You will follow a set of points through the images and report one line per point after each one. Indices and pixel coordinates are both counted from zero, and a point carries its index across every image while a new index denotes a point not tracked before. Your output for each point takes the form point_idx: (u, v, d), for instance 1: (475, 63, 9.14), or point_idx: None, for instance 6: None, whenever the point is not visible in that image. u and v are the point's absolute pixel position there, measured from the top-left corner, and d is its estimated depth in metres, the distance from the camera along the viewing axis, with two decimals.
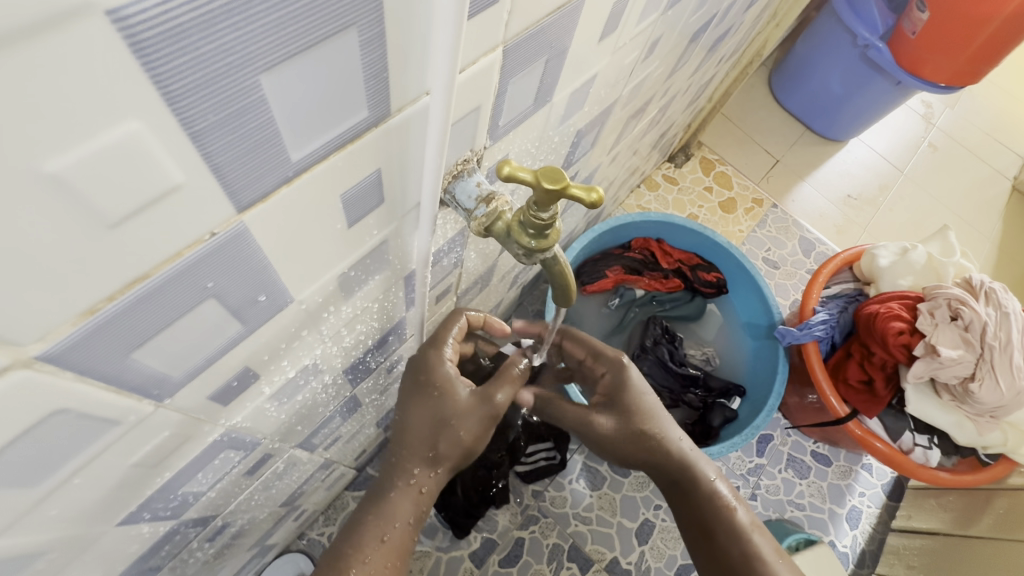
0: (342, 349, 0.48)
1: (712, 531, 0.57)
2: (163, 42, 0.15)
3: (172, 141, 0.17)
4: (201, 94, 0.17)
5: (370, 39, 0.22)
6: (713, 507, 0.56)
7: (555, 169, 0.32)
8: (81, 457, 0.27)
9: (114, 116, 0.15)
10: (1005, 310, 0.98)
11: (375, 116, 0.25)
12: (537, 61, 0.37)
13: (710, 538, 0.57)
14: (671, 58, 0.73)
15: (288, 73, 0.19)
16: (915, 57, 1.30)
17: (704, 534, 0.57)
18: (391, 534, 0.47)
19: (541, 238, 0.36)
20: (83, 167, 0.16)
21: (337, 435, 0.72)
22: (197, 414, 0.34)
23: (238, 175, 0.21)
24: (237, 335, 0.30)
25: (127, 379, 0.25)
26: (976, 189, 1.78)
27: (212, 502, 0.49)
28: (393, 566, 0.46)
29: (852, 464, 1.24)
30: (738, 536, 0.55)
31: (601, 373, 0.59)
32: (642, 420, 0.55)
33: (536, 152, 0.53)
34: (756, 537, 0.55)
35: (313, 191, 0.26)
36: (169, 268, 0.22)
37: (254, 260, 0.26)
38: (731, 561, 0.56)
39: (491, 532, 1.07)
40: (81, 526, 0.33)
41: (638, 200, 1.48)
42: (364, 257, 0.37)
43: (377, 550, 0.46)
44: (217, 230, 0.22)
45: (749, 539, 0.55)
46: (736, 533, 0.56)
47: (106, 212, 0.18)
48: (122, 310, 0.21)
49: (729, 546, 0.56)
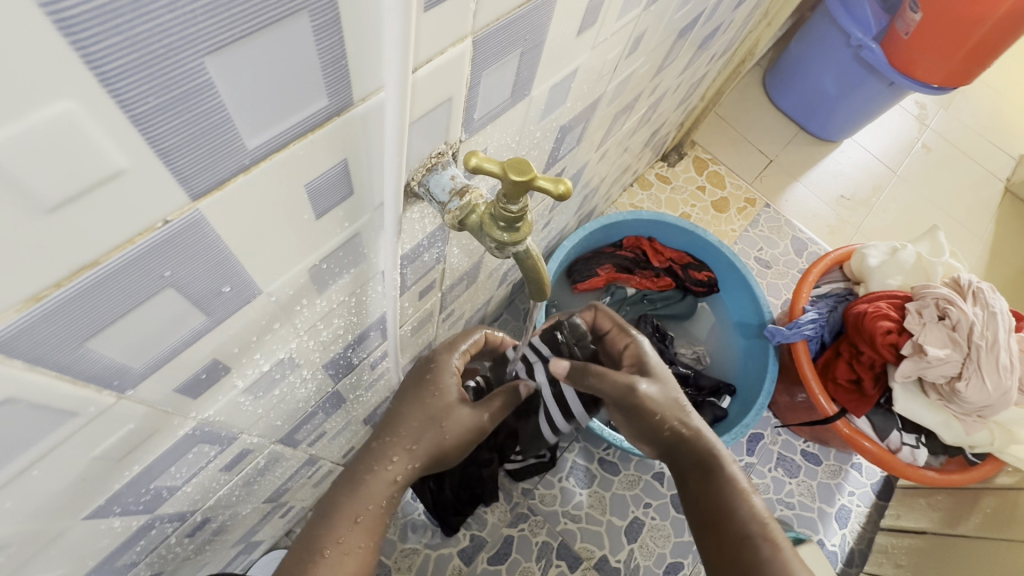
0: (319, 343, 0.47)
1: (732, 512, 0.56)
2: (93, 24, 0.15)
3: (108, 122, 0.17)
4: (139, 75, 0.17)
5: (324, 24, 0.21)
6: (734, 488, 0.56)
7: (522, 161, 0.32)
8: (39, 448, 0.27)
9: (45, 94, 0.15)
10: (992, 310, 0.98)
11: (336, 105, 0.25)
12: (511, 54, 0.37)
13: (723, 531, 0.55)
14: (657, 55, 0.74)
15: (234, 57, 0.19)
16: (908, 58, 1.30)
17: (725, 521, 0.56)
18: (363, 516, 0.46)
19: (513, 231, 0.36)
20: (13, 145, 0.16)
21: (322, 431, 0.72)
22: (164, 406, 0.33)
23: (189, 162, 0.21)
24: (201, 326, 0.30)
25: (83, 370, 0.25)
26: (968, 190, 1.79)
27: (189, 497, 0.49)
28: (363, 546, 0.46)
29: (842, 463, 1.24)
30: (756, 515, 0.55)
31: (625, 345, 0.61)
32: (673, 387, 0.58)
33: (517, 147, 0.52)
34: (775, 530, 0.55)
35: (273, 181, 0.26)
36: (119, 256, 0.21)
37: (215, 249, 0.26)
38: (749, 541, 0.54)
39: (479, 529, 1.07)
40: (45, 518, 0.33)
41: (631, 198, 1.48)
42: (336, 250, 0.36)
43: (351, 531, 0.46)
44: (170, 217, 0.22)
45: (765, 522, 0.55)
46: (758, 517, 0.55)
47: (43, 194, 0.17)
48: (71, 298, 0.21)
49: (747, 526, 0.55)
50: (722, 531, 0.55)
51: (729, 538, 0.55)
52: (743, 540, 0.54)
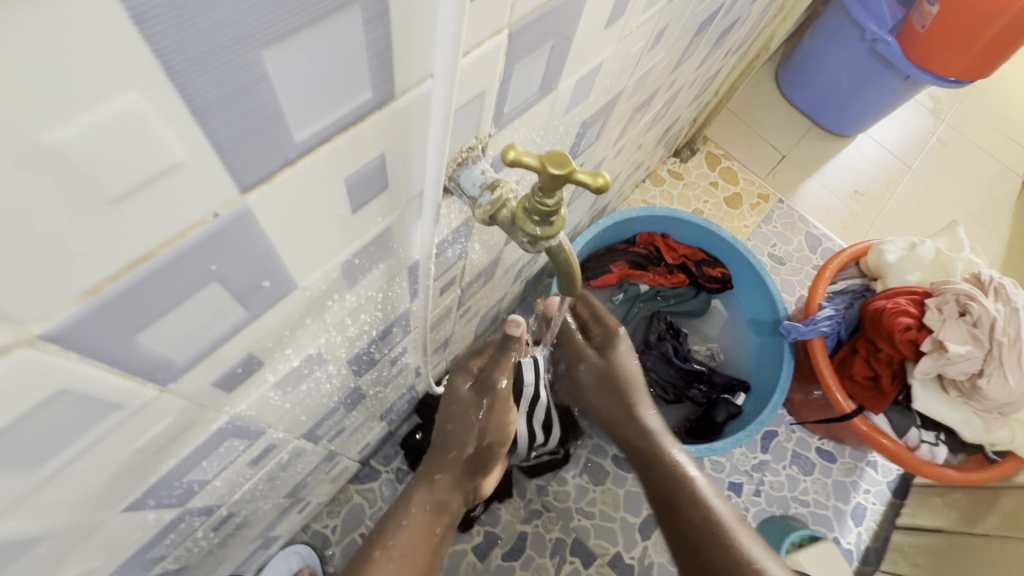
0: (345, 339, 0.48)
1: (676, 504, 0.63)
2: (163, 15, 0.15)
3: (172, 114, 0.17)
4: (203, 67, 0.17)
5: (372, 17, 0.21)
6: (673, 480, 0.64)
7: (561, 154, 0.31)
8: (81, 443, 0.27)
9: (114, 86, 0.15)
10: (1014, 306, 0.96)
11: (379, 98, 0.25)
12: (543, 47, 0.37)
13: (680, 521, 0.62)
14: (676, 50, 0.73)
15: (290, 50, 0.19)
16: (923, 51, 1.29)
17: (667, 502, 0.64)
18: (409, 519, 0.59)
19: (547, 225, 0.36)
20: (82, 139, 0.16)
21: (341, 427, 0.73)
22: (200, 400, 0.34)
23: (240, 156, 0.21)
24: (240, 320, 0.30)
25: (131, 363, 0.25)
26: (984, 186, 1.76)
27: (218, 490, 0.50)
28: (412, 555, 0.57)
29: (857, 461, 1.24)
30: (699, 505, 0.62)
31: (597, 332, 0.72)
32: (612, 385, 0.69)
33: (541, 142, 0.52)
34: (722, 508, 0.62)
35: (315, 175, 0.26)
36: (172, 249, 0.22)
37: (259, 242, 0.26)
38: (693, 526, 0.61)
39: (494, 526, 1.07)
40: (84, 511, 0.33)
41: (643, 195, 1.48)
42: (368, 245, 0.36)
43: (399, 531, 0.58)
44: (219, 211, 0.22)
45: (709, 506, 0.62)
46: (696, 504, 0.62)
47: (107, 187, 0.18)
48: (125, 290, 0.21)
49: (691, 515, 0.62)
50: (670, 519, 0.63)
51: (674, 525, 0.63)
52: (684, 527, 0.62)
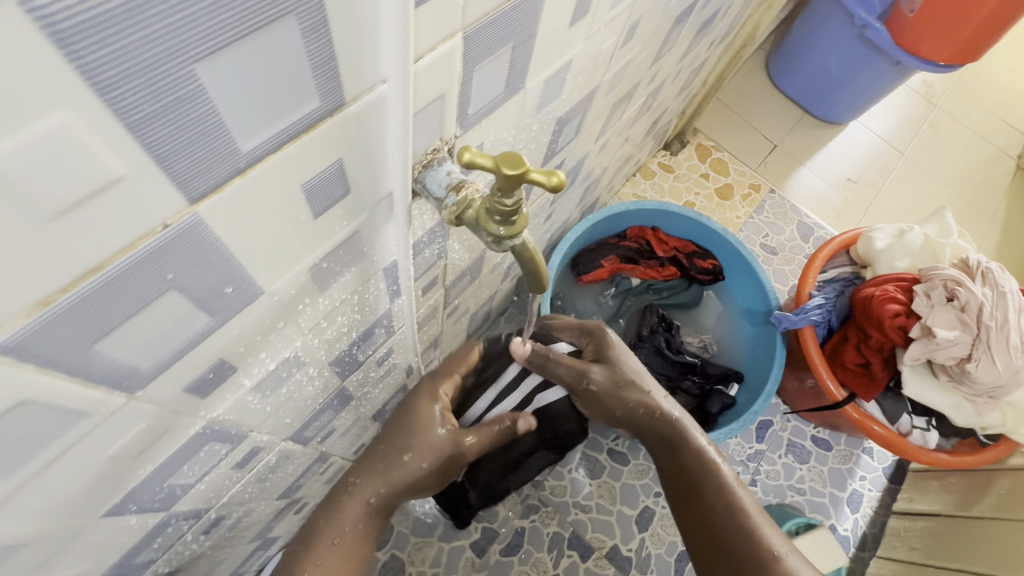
0: (324, 342, 0.48)
1: (698, 488, 0.65)
2: (85, 33, 0.15)
3: (109, 131, 0.18)
4: (134, 82, 0.17)
5: (311, 26, 0.22)
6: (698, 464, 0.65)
7: (515, 154, 0.32)
8: (52, 451, 0.28)
9: (43, 106, 0.16)
10: (1001, 290, 0.97)
11: (329, 105, 0.26)
12: (504, 47, 0.37)
13: (702, 502, 0.65)
14: (654, 43, 0.73)
15: (225, 60, 0.20)
16: (912, 34, 1.28)
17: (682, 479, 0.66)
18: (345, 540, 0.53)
19: (509, 224, 0.37)
20: (16, 157, 0.16)
21: (331, 428, 0.73)
22: (174, 406, 0.34)
23: (186, 167, 0.21)
24: (206, 327, 0.31)
25: (93, 371, 0.26)
26: (977, 168, 1.76)
27: (204, 493, 0.50)
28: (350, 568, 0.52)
29: (852, 448, 1.24)
30: (721, 490, 0.64)
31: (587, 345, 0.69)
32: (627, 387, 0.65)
33: (515, 141, 0.53)
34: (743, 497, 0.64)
35: (270, 182, 0.26)
36: (125, 259, 0.22)
37: (216, 250, 0.27)
38: (716, 513, 0.64)
39: (491, 522, 1.08)
40: (63, 517, 0.34)
41: (634, 188, 1.45)
42: (336, 249, 0.37)
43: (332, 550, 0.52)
44: (169, 221, 0.23)
45: (731, 494, 0.64)
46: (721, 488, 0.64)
47: (46, 201, 0.18)
48: (78, 301, 0.22)
49: (715, 499, 0.64)
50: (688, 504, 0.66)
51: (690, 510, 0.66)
52: (708, 510, 0.64)
